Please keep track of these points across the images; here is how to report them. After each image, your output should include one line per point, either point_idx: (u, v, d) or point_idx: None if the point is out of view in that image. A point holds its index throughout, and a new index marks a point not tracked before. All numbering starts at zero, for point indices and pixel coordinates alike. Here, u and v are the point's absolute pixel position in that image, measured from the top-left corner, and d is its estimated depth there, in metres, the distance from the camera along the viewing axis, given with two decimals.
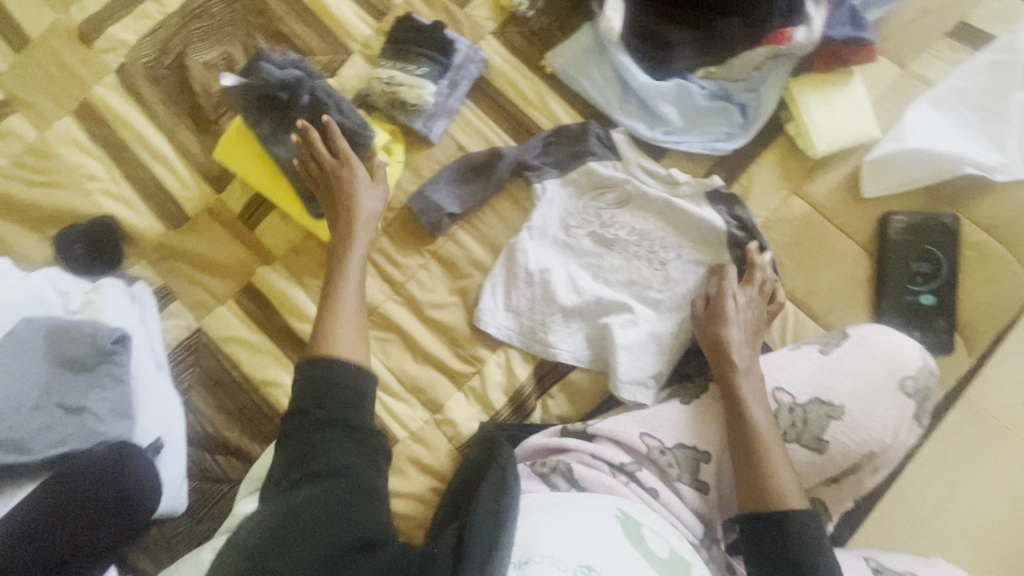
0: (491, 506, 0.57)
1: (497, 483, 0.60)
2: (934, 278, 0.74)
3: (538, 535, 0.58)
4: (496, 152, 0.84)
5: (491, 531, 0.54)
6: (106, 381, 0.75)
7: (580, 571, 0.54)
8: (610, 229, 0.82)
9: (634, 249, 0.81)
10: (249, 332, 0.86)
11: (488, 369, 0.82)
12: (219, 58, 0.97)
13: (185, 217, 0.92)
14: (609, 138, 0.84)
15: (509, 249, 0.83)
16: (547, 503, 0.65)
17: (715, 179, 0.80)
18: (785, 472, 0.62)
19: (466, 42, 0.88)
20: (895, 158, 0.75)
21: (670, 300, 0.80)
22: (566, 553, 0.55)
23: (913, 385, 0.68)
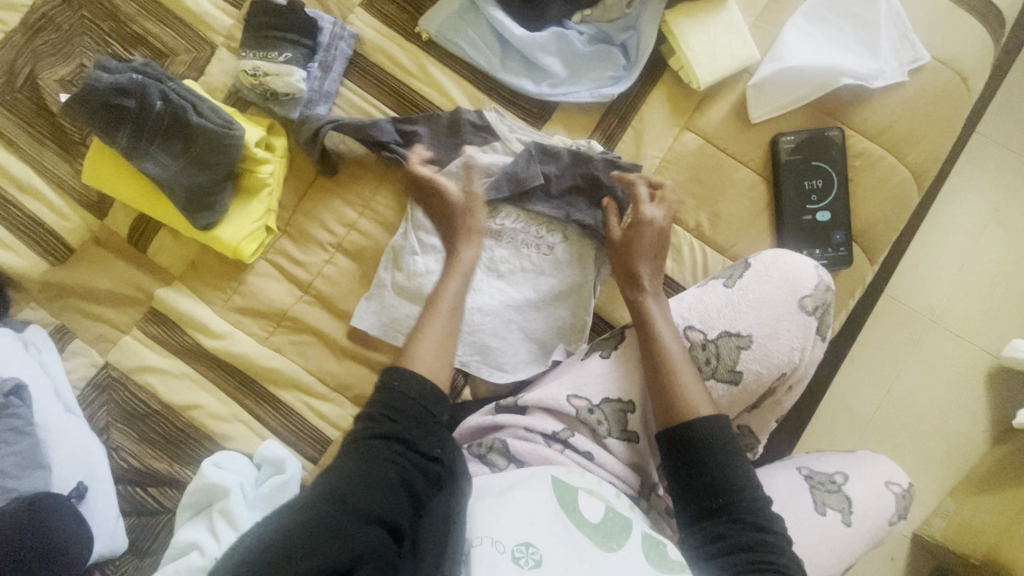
0: (444, 508, 0.53)
1: (449, 484, 0.56)
2: (826, 194, 0.75)
3: (477, 518, 0.59)
4: (375, 123, 0.80)
5: (446, 532, 0.52)
6: (8, 435, 0.72)
7: (519, 550, 0.55)
8: (495, 219, 0.81)
9: (521, 238, 0.80)
10: (159, 358, 0.82)
11: None
12: (73, 72, 0.89)
13: (71, 249, 0.86)
14: (483, 119, 0.81)
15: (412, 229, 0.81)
16: (488, 486, 0.65)
17: (594, 147, 0.79)
18: (694, 387, 0.65)
19: (332, 19, 0.83)
20: (775, 78, 0.75)
21: (562, 284, 0.80)
22: (505, 533, 0.57)
23: (813, 302, 0.69)
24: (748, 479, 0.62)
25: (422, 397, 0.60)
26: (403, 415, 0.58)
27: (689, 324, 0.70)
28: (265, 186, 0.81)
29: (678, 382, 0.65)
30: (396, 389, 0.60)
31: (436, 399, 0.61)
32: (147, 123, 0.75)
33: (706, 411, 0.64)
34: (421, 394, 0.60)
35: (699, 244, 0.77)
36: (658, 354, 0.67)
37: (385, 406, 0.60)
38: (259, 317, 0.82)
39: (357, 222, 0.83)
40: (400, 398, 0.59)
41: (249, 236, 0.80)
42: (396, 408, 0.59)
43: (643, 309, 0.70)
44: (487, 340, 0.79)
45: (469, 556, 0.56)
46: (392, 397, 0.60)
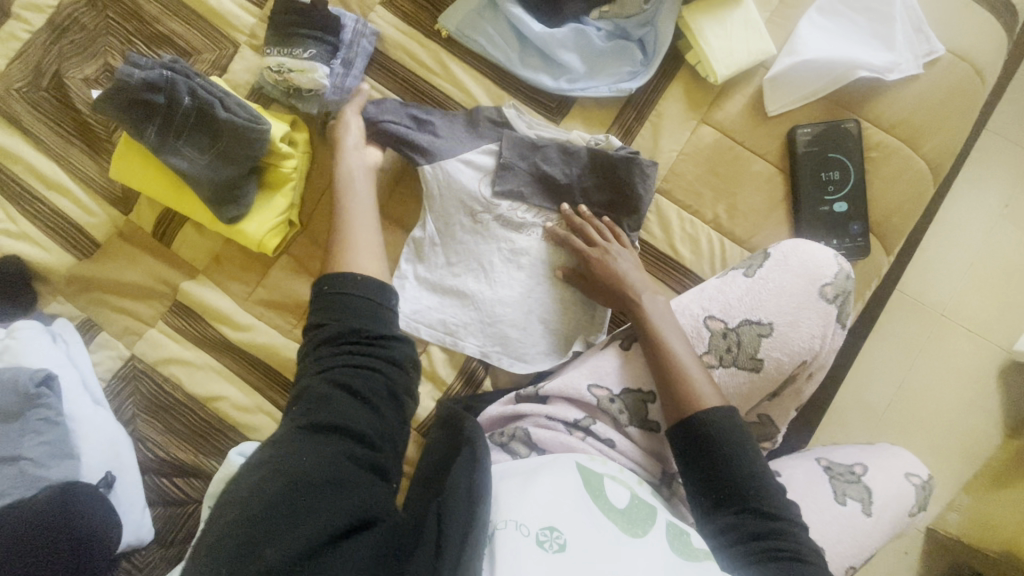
0: (466, 485, 0.53)
1: (470, 459, 0.57)
2: (844, 185, 0.75)
3: (501, 503, 0.59)
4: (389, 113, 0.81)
5: (471, 507, 0.51)
6: (39, 425, 0.73)
7: (544, 533, 0.55)
8: (517, 212, 0.81)
9: (541, 231, 0.81)
10: (184, 351, 0.83)
11: (432, 346, 0.81)
12: (98, 70, 0.90)
13: (97, 244, 0.88)
14: (502, 116, 0.82)
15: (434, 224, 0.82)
16: (506, 472, 0.65)
17: (614, 142, 0.79)
18: (706, 387, 0.65)
19: (354, 17, 0.85)
20: (791, 72, 0.76)
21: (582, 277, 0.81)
22: (529, 517, 0.56)
23: (833, 291, 0.70)
24: (761, 469, 0.62)
25: (364, 305, 0.62)
26: (348, 318, 0.61)
27: (709, 314, 0.70)
28: (289, 180, 0.82)
29: (690, 383, 0.65)
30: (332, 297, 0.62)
31: (371, 289, 0.64)
32: (176, 118, 0.77)
33: (716, 406, 0.64)
34: (359, 301, 0.63)
35: (717, 235, 0.79)
36: (663, 355, 0.67)
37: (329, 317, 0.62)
38: (282, 309, 0.83)
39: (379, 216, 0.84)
40: (331, 310, 0.62)
41: (273, 230, 0.81)
42: (338, 316, 0.61)
43: (644, 316, 0.70)
44: (508, 331, 0.80)
45: (492, 537, 0.55)
46: (338, 311, 0.62)
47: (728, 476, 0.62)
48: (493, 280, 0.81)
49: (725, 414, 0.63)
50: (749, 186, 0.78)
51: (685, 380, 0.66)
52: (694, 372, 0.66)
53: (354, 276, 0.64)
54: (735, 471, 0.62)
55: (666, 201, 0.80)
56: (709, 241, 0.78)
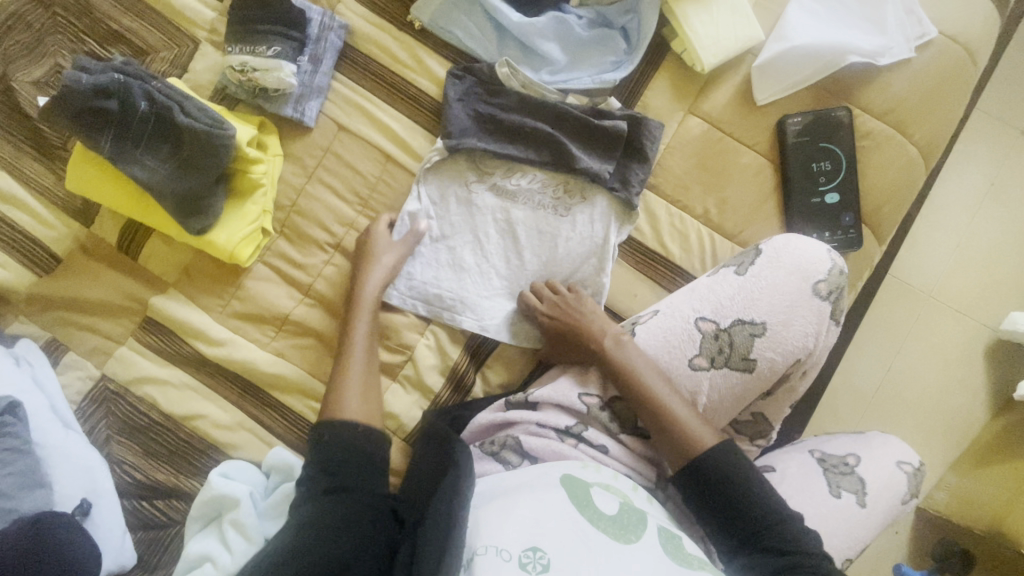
0: (443, 515, 0.56)
1: (451, 487, 0.59)
2: (835, 175, 0.73)
3: (480, 527, 0.57)
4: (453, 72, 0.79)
5: (446, 535, 0.54)
6: (5, 455, 0.69)
7: (525, 555, 0.53)
8: (512, 179, 0.78)
9: (538, 198, 0.78)
10: (159, 369, 0.80)
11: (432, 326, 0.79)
12: (48, 73, 0.85)
13: (58, 259, 0.83)
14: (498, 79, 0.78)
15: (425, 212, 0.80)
16: (486, 496, 0.63)
17: (613, 102, 0.77)
18: (693, 420, 0.64)
19: (320, 10, 0.80)
20: (780, 59, 0.73)
21: (581, 249, 0.77)
22: (510, 541, 0.54)
23: (827, 287, 0.68)
24: (769, 502, 0.61)
25: (343, 434, 0.63)
26: (343, 467, 0.61)
27: (701, 315, 0.68)
28: (260, 187, 0.78)
29: (676, 423, 0.64)
30: (329, 446, 0.62)
31: (370, 439, 0.64)
32: (132, 126, 0.72)
33: (713, 441, 0.63)
34: (341, 440, 0.63)
35: (707, 229, 0.76)
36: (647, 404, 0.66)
37: (327, 476, 0.61)
38: (259, 322, 0.80)
39: (356, 219, 0.81)
40: (338, 459, 0.62)
41: (245, 240, 0.77)
42: (338, 451, 0.62)
43: (612, 357, 0.68)
44: (506, 303, 0.78)
45: (471, 564, 0.54)
46: (331, 461, 0.62)
47: (731, 518, 0.61)
48: (487, 251, 0.78)
49: (720, 447, 0.62)
50: (736, 179, 0.76)
51: (668, 422, 0.64)
52: (678, 407, 0.65)
53: (351, 424, 0.64)
54: (738, 514, 0.61)
55: (653, 196, 0.77)
56: (698, 236, 0.76)
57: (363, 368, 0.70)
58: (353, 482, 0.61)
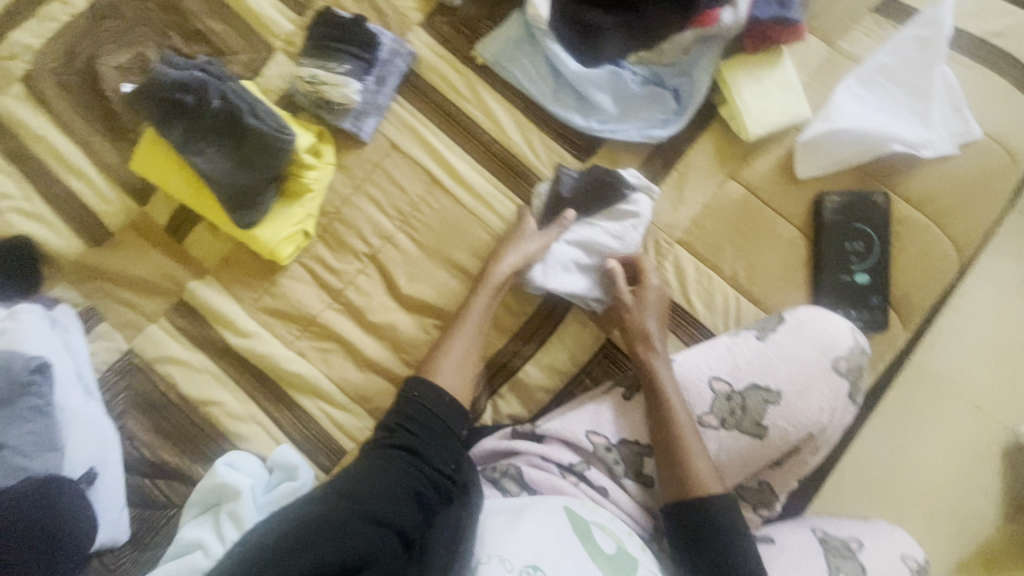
0: (453, 522, 0.59)
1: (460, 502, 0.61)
2: (868, 256, 0.75)
3: (486, 538, 0.60)
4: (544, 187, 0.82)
5: (454, 543, 0.56)
6: (26, 413, 0.72)
7: (526, 571, 0.54)
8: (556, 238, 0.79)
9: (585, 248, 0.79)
10: (182, 349, 0.82)
11: None
12: (131, 61, 0.91)
13: (109, 232, 0.87)
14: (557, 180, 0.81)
15: (462, 237, 0.84)
16: (495, 509, 0.65)
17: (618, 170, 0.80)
18: (704, 462, 0.63)
19: (391, 36, 0.85)
20: (824, 138, 0.75)
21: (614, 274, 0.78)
22: (515, 553, 0.56)
23: (847, 365, 0.66)
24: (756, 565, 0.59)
25: (432, 420, 0.67)
26: (420, 429, 0.66)
27: (714, 374, 0.68)
28: (309, 191, 0.81)
29: (686, 452, 0.63)
30: (414, 403, 0.67)
31: (453, 414, 0.68)
32: (202, 120, 0.77)
33: (718, 492, 0.62)
34: (427, 412, 0.67)
35: (734, 292, 0.78)
36: (664, 415, 0.66)
37: (403, 434, 0.65)
38: (287, 319, 0.82)
39: (394, 235, 0.84)
40: (409, 420, 0.66)
41: (286, 239, 0.81)
42: (413, 421, 0.66)
43: (647, 359, 0.69)
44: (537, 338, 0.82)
45: (475, 571, 0.56)
46: (410, 419, 0.66)
47: (712, 558, 0.59)
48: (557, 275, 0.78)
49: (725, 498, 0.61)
50: (769, 248, 0.78)
51: (683, 448, 0.64)
52: (691, 441, 0.64)
53: (437, 391, 0.69)
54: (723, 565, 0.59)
55: (685, 252, 0.79)
56: (723, 297, 0.78)
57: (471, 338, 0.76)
58: (425, 447, 0.64)
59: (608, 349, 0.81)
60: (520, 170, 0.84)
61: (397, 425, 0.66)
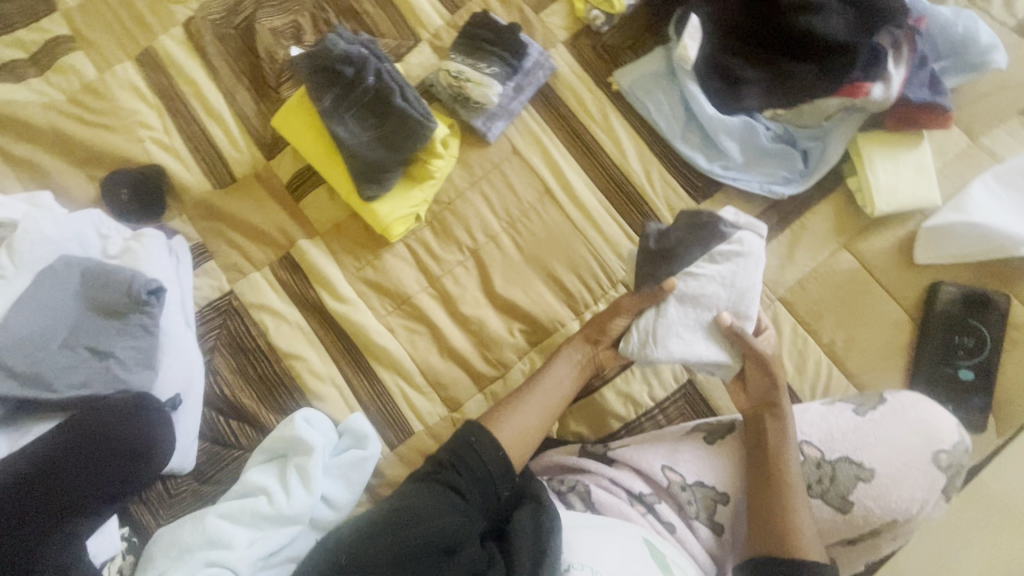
0: (530, 527, 0.60)
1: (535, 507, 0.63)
2: (977, 354, 0.73)
3: (569, 543, 0.62)
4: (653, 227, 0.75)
5: (539, 547, 0.58)
6: (136, 330, 0.76)
7: None
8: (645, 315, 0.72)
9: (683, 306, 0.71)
10: (279, 301, 0.85)
11: (535, 354, 0.83)
12: (287, 26, 0.97)
13: (233, 178, 0.92)
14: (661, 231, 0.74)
15: (564, 251, 0.85)
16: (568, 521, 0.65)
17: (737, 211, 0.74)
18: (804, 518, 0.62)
19: (539, 49, 0.87)
20: (953, 228, 0.75)
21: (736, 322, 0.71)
22: (603, 566, 0.58)
23: (947, 460, 0.65)
24: None
25: (475, 459, 0.64)
26: (463, 469, 0.63)
27: (806, 439, 0.67)
28: (431, 178, 0.85)
29: (790, 503, 0.63)
30: (463, 443, 0.65)
31: (499, 464, 0.65)
32: (355, 93, 0.82)
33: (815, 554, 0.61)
34: (472, 449, 0.64)
35: (827, 362, 0.77)
36: (778, 461, 0.65)
37: (446, 471, 0.63)
38: (383, 294, 0.85)
39: (499, 235, 0.86)
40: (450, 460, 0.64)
41: (400, 219, 0.84)
42: (458, 462, 0.64)
43: (771, 400, 0.68)
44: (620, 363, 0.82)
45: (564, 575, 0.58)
46: (452, 458, 0.64)
47: None
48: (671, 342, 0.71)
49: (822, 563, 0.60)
50: (874, 325, 0.77)
51: (786, 498, 0.63)
52: (796, 493, 0.64)
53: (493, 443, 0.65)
54: None
55: (785, 311, 0.79)
56: (817, 363, 0.76)
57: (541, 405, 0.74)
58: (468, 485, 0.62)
59: (688, 390, 0.81)
60: (634, 198, 0.85)
61: (442, 463, 0.64)
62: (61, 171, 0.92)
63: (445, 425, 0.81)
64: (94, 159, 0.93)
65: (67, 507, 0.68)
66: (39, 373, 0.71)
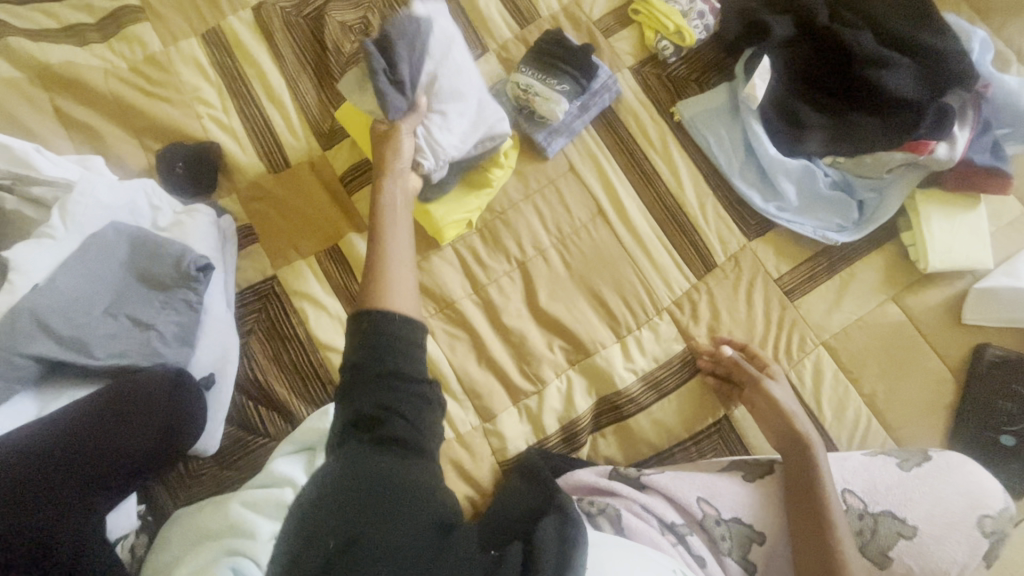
0: (556, 538, 0.56)
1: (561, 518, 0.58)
2: (1017, 421, 0.74)
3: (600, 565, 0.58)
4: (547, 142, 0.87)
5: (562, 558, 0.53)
6: (180, 305, 0.75)
7: None
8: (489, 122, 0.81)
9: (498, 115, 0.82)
10: (321, 292, 0.85)
11: (573, 373, 0.82)
12: (356, 22, 0.98)
13: (285, 163, 0.92)
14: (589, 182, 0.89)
15: (611, 272, 0.85)
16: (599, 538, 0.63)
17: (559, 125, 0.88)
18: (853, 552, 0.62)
19: (608, 72, 0.89)
20: (1004, 293, 0.76)
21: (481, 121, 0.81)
22: None
23: (992, 526, 0.64)
24: None
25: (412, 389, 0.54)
26: (406, 412, 0.54)
27: (847, 487, 0.66)
28: (489, 186, 0.86)
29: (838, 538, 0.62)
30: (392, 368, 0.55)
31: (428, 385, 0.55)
32: None
33: None
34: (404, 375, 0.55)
35: (867, 412, 0.76)
36: (821, 499, 0.64)
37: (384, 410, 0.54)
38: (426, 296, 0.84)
39: (548, 250, 0.86)
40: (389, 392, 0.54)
41: (454, 223, 0.84)
42: (400, 405, 0.54)
43: (800, 434, 0.68)
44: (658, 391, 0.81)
45: None
46: (392, 398, 0.54)
47: None
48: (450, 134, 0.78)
49: None
50: (917, 380, 0.77)
51: (832, 534, 0.63)
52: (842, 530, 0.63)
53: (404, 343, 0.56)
54: None
55: (828, 357, 0.79)
56: (857, 412, 0.76)
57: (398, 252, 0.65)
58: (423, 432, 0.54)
59: (723, 425, 0.80)
60: (687, 228, 0.85)
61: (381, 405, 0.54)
62: (115, 138, 0.92)
63: (476, 436, 0.79)
64: (148, 130, 0.93)
65: (94, 479, 0.66)
66: (79, 338, 0.70)
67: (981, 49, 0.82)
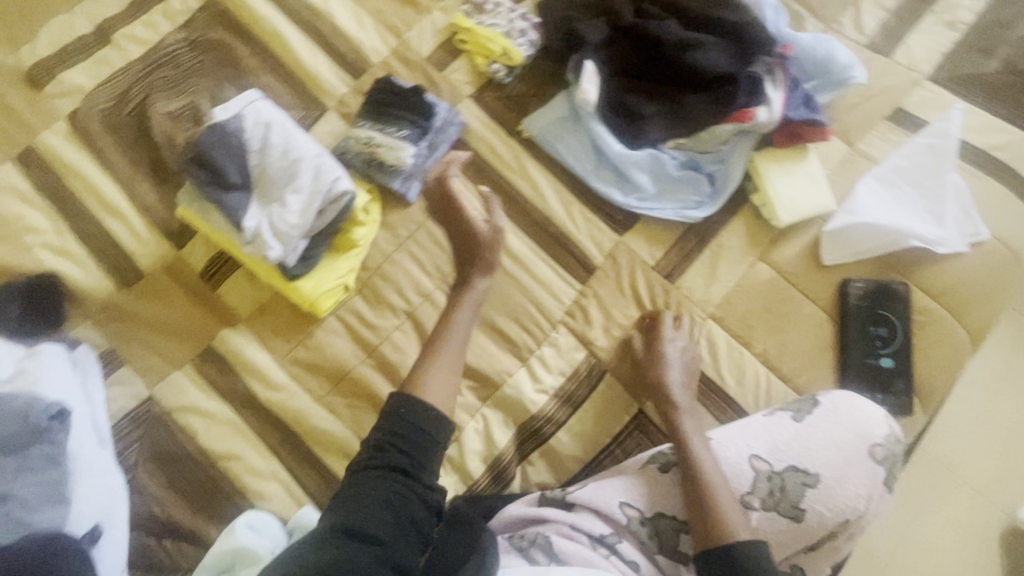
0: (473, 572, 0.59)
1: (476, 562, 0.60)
2: (891, 342, 0.79)
3: None
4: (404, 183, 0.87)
5: None
6: (38, 462, 0.67)
7: None
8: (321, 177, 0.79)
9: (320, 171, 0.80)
10: (206, 400, 0.79)
11: (486, 410, 0.81)
12: (184, 108, 0.93)
13: (139, 274, 0.86)
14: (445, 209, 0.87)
15: (500, 300, 0.85)
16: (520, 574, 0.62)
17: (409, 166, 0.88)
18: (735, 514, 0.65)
19: (446, 106, 0.89)
20: (850, 229, 0.81)
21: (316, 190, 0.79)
22: None
23: (883, 452, 0.69)
24: None
25: (419, 431, 0.63)
26: (406, 441, 0.62)
27: (754, 453, 0.69)
28: (355, 246, 0.83)
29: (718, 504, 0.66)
30: (402, 416, 0.63)
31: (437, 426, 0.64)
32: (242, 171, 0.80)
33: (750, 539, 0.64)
34: (417, 421, 0.63)
35: (764, 369, 0.80)
36: (696, 473, 0.68)
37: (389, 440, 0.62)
38: (319, 373, 0.81)
39: (433, 293, 0.85)
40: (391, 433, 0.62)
41: (327, 292, 0.81)
42: (403, 436, 0.62)
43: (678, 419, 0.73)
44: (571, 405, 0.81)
45: None
46: (397, 429, 0.62)
47: None
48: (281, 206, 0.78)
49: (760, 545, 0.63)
50: (798, 328, 0.81)
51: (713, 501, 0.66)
52: (723, 494, 0.67)
53: (426, 407, 0.64)
54: None
55: (717, 328, 0.82)
56: (755, 373, 0.80)
57: (456, 347, 0.74)
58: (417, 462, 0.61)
59: (642, 419, 0.81)
60: (560, 239, 0.86)
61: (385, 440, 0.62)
62: None
63: None
64: None
65: None
66: None
67: (776, 13, 0.88)
